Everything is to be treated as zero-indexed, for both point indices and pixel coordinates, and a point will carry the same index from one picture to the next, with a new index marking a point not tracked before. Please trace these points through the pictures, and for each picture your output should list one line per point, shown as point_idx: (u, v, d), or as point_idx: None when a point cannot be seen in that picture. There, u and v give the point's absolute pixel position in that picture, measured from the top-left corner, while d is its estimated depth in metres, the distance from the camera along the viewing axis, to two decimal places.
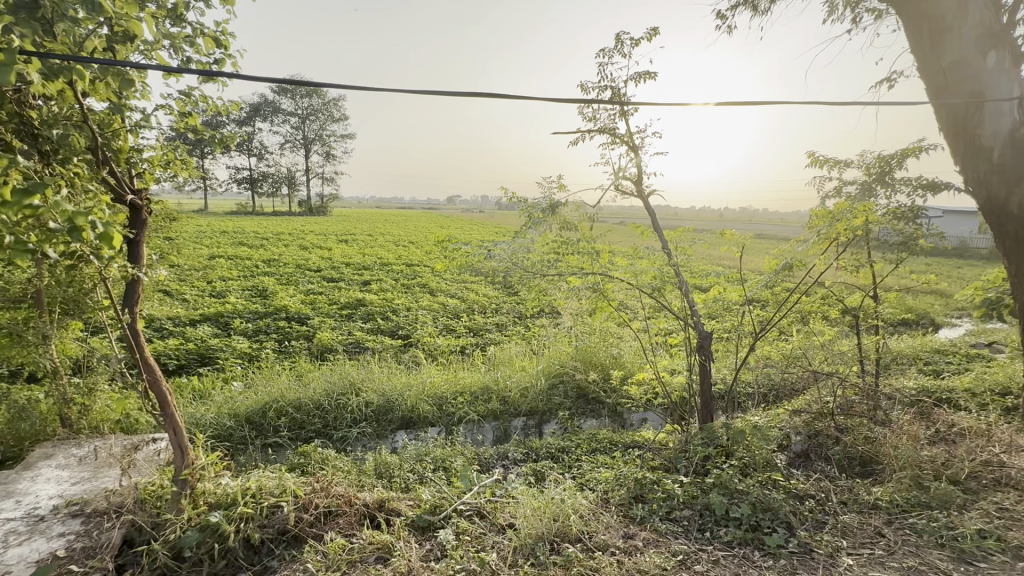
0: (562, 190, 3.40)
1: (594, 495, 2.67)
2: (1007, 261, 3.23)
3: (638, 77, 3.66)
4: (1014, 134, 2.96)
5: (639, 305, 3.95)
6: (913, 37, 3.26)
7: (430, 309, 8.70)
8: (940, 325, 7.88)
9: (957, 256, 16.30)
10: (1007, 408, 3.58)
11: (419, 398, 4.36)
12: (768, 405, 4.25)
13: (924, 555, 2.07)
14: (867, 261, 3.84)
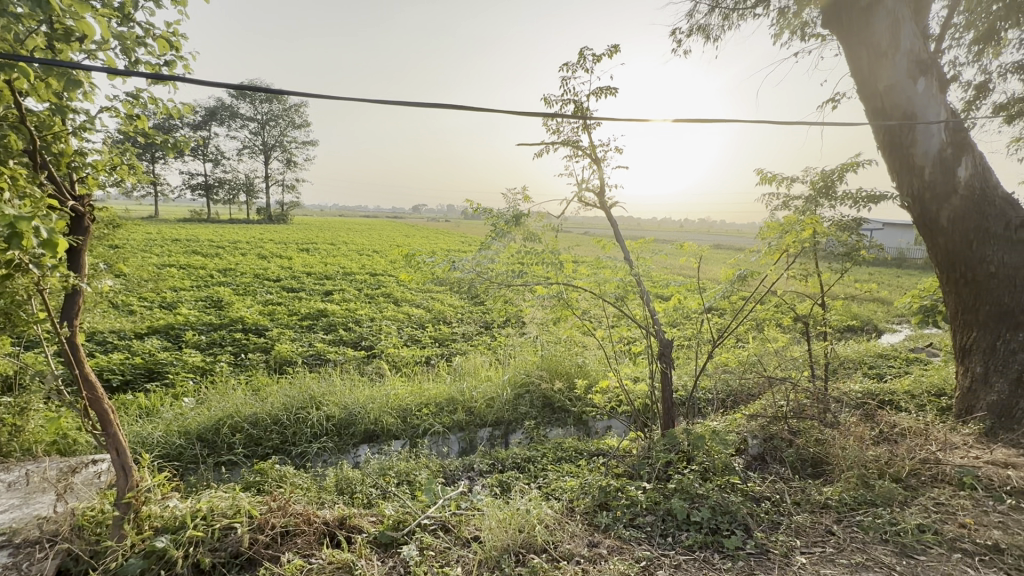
0: (527, 201, 3.47)
1: (559, 504, 2.69)
2: (939, 271, 3.48)
3: (600, 92, 3.77)
4: (942, 154, 3.22)
5: (603, 314, 4.03)
6: (852, 62, 3.50)
7: (395, 319, 8.58)
8: (882, 331, 8.39)
9: (896, 266, 17.42)
10: (942, 408, 3.83)
11: (383, 410, 4.28)
12: (727, 411, 4.40)
13: (871, 550, 2.18)
14: (815, 271, 4.05)
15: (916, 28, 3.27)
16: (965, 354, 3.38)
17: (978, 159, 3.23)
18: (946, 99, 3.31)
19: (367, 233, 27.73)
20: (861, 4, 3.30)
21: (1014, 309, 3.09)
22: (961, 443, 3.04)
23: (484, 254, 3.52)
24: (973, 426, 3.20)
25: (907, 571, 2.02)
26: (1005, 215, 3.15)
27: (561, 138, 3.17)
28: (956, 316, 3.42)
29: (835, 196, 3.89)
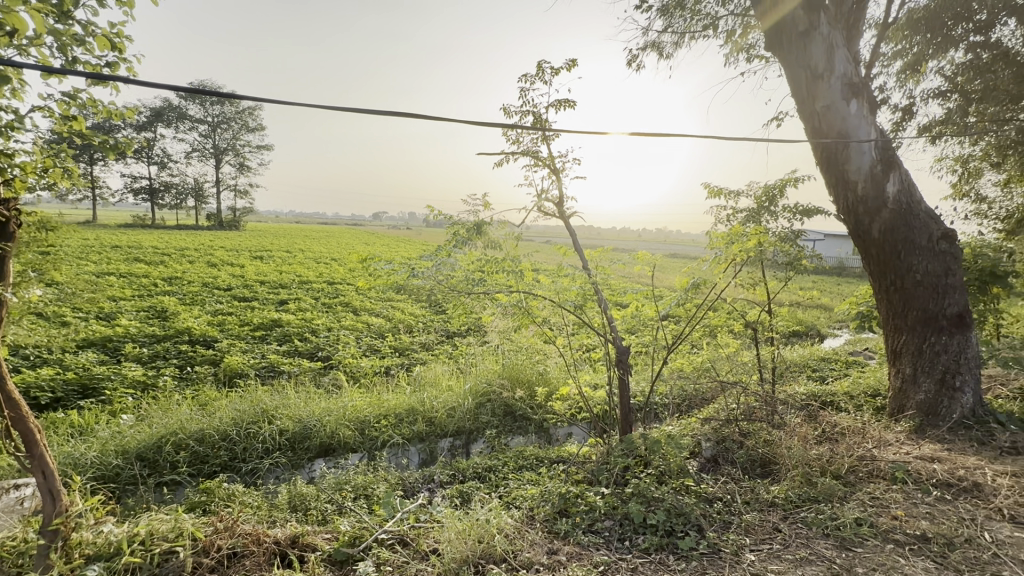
0: (488, 209, 3.52)
1: (519, 513, 2.70)
2: (872, 280, 3.74)
3: (558, 105, 3.88)
4: (873, 171, 3.48)
5: (563, 322, 4.10)
6: (792, 82, 3.75)
7: (353, 329, 8.39)
8: (824, 336, 8.91)
9: (837, 275, 18.55)
10: (878, 408, 4.09)
11: (340, 422, 4.18)
12: (682, 415, 4.55)
13: (813, 545, 2.30)
14: (760, 279, 4.27)
15: (847, 55, 3.55)
16: (896, 356, 3.64)
17: (904, 176, 3.51)
18: (875, 121, 3.60)
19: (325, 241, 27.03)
20: (799, 29, 3.55)
21: (937, 314, 3.39)
22: (893, 440, 3.26)
23: (445, 262, 3.52)
24: (903, 424, 3.45)
25: (846, 563, 2.14)
26: (928, 227, 3.43)
27: (520, 147, 3.45)
28: (888, 321, 3.67)
29: (778, 208, 4.13)
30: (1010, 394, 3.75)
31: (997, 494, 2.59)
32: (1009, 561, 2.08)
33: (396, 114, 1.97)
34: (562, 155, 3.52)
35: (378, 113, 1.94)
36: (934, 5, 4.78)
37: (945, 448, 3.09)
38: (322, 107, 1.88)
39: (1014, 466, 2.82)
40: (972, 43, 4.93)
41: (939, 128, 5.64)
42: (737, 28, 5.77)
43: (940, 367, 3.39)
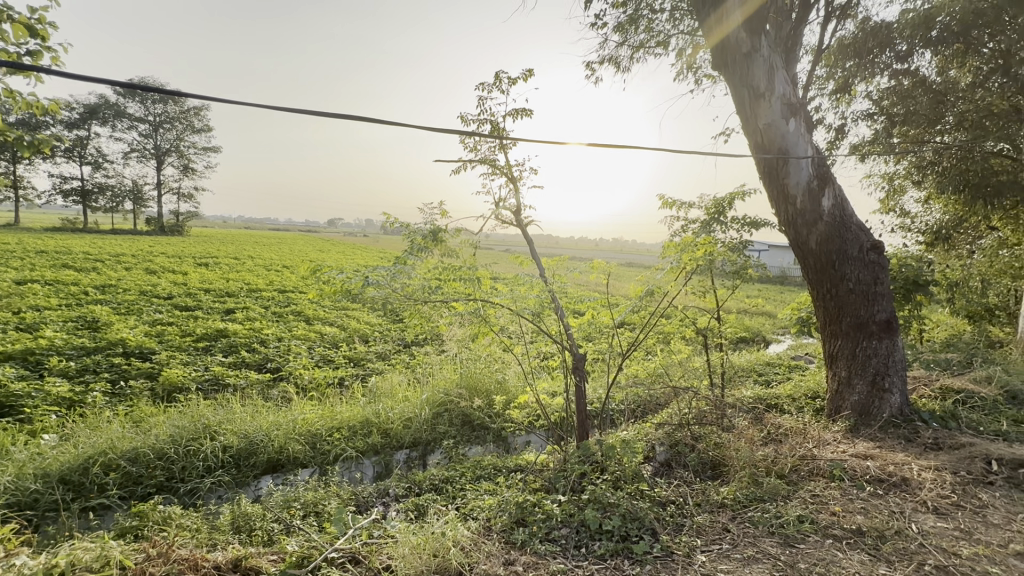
0: (444, 217, 3.51)
1: (475, 524, 2.65)
2: (811, 287, 3.94)
3: (515, 114, 3.90)
4: (810, 186, 3.68)
5: (521, 330, 4.09)
6: (736, 100, 3.92)
7: (304, 339, 8.07)
8: (769, 341, 9.34)
9: (779, 284, 19.60)
10: (818, 409, 4.31)
11: (289, 437, 3.99)
12: (637, 421, 4.62)
13: (760, 543, 2.37)
14: (710, 287, 4.42)
15: (785, 76, 3.76)
16: (833, 360, 3.85)
17: (837, 191, 3.73)
18: (812, 139, 3.81)
19: (251, 245, 27.00)
20: (742, 50, 3.72)
21: (868, 320, 3.61)
22: (831, 440, 3.44)
23: (402, 269, 3.44)
24: (840, 424, 3.64)
25: (790, 560, 2.21)
26: (859, 239, 3.65)
27: (478, 155, 3.48)
28: (825, 327, 3.88)
29: (725, 220, 4.30)
30: (932, 393, 4.04)
31: (923, 487, 2.76)
32: (934, 550, 2.21)
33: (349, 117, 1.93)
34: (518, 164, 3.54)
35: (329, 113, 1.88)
36: (862, 34, 5.18)
37: (877, 446, 3.28)
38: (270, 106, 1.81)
39: (936, 461, 3.02)
40: (895, 70, 5.37)
41: (867, 146, 6.09)
42: (687, 47, 6.02)
43: (872, 369, 3.60)
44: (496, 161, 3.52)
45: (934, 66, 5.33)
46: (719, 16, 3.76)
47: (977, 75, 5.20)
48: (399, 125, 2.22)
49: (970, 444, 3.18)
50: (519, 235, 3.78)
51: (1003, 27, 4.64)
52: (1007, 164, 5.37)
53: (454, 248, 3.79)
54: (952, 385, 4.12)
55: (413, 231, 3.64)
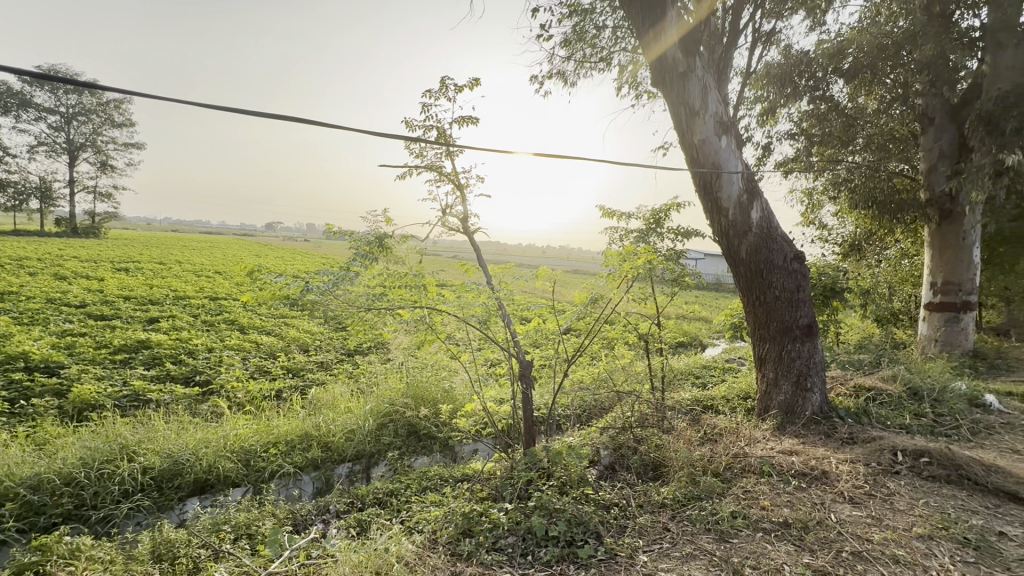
0: (390, 224, 3.44)
1: (420, 537, 2.58)
2: (742, 294, 4.16)
3: (462, 121, 3.91)
4: (740, 199, 3.92)
5: (469, 337, 4.05)
6: (673, 117, 4.11)
7: (238, 349, 7.59)
8: (706, 346, 9.82)
9: (713, 290, 20.75)
10: (749, 409, 4.56)
11: (219, 454, 3.72)
12: (582, 425, 4.70)
13: (697, 540, 2.46)
14: (650, 294, 4.58)
15: (717, 95, 4.00)
16: (762, 362, 4.09)
17: (765, 205, 3.99)
18: (741, 155, 4.07)
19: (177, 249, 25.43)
20: (679, 69, 3.92)
21: (792, 325, 3.87)
22: (761, 437, 3.65)
23: (344, 277, 3.33)
24: (768, 422, 3.87)
25: (724, 555, 2.31)
26: (783, 250, 3.91)
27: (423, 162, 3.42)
28: (754, 331, 4.12)
29: (662, 230, 4.49)
30: (847, 391, 4.39)
31: (840, 479, 2.98)
32: (849, 537, 2.39)
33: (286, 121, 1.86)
34: (464, 171, 3.55)
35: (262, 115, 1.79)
36: (784, 62, 5.62)
37: (800, 442, 3.51)
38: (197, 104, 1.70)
39: (851, 454, 3.28)
40: (813, 95, 5.85)
41: (790, 163, 6.59)
42: (629, 64, 6.29)
43: (795, 370, 3.87)
44: (442, 168, 3.51)
45: (846, 93, 5.85)
46: (655, 35, 3.96)
47: (881, 103, 5.76)
48: (343, 129, 2.15)
49: (879, 437, 3.47)
50: (466, 242, 3.76)
51: (901, 61, 5.19)
52: (907, 184, 5.98)
53: (399, 254, 3.71)
54: (864, 383, 4.50)
55: (357, 238, 3.53)
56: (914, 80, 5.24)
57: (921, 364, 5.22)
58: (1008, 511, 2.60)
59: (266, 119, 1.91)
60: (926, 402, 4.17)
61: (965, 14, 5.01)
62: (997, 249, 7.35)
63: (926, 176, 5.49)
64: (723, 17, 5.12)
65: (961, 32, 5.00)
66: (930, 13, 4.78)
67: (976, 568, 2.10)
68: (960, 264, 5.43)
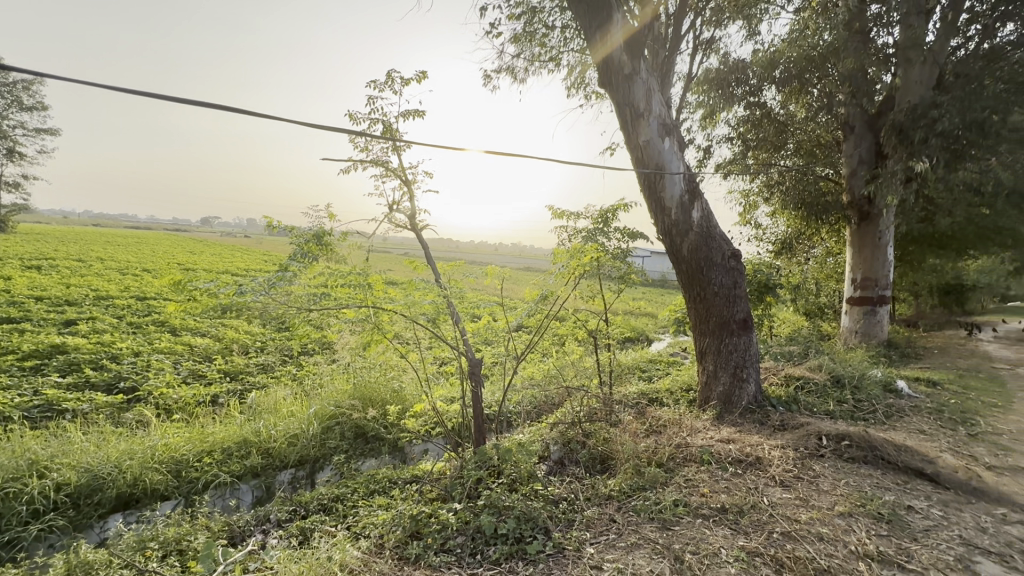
0: (333, 219, 3.30)
1: (366, 543, 2.48)
2: (685, 290, 4.29)
3: (409, 116, 3.81)
4: (682, 199, 4.03)
5: (417, 337, 3.93)
6: (619, 118, 4.18)
7: (169, 352, 7.06)
8: (652, 340, 10.13)
9: (658, 286, 21.53)
10: (692, 400, 4.72)
11: (146, 466, 3.42)
12: (533, 421, 4.69)
13: (641, 530, 2.50)
14: (598, 291, 4.64)
15: (660, 98, 4.10)
16: (702, 356, 4.24)
17: (705, 205, 4.13)
18: (683, 157, 4.19)
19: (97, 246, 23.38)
20: (624, 72, 3.98)
21: (729, 319, 4.04)
22: (701, 428, 3.78)
23: (282, 276, 3.13)
24: (708, 413, 4.02)
25: (666, 542, 2.37)
26: (722, 248, 4.07)
27: (370, 157, 3.54)
28: (695, 326, 4.26)
29: (608, 228, 4.55)
30: (779, 380, 4.65)
31: (772, 464, 3.14)
32: (780, 518, 2.51)
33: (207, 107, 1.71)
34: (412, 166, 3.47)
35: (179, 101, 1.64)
36: (722, 68, 5.86)
37: (737, 430, 3.67)
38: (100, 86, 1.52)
39: (782, 440, 3.46)
40: (749, 101, 6.14)
41: (729, 165, 6.90)
42: (578, 65, 6.37)
43: (733, 363, 4.05)
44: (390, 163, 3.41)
45: (778, 101, 6.20)
46: (601, 37, 4.00)
47: (808, 111, 6.15)
48: (278, 117, 2.02)
49: (807, 423, 3.69)
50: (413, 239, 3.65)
51: (826, 72, 5.56)
52: (831, 187, 6.41)
53: (341, 253, 3.55)
54: (794, 372, 4.77)
55: (297, 233, 3.34)
56: (837, 90, 5.62)
57: (844, 354, 5.62)
58: (916, 487, 2.83)
59: (188, 104, 1.76)
60: (848, 389, 4.48)
61: (881, 32, 5.43)
62: (907, 248, 8.04)
63: (847, 180, 5.89)
64: (666, 24, 5.27)
65: (877, 48, 5.41)
66: (850, 28, 5.14)
67: (889, 541, 2.26)
68: (877, 262, 5.88)
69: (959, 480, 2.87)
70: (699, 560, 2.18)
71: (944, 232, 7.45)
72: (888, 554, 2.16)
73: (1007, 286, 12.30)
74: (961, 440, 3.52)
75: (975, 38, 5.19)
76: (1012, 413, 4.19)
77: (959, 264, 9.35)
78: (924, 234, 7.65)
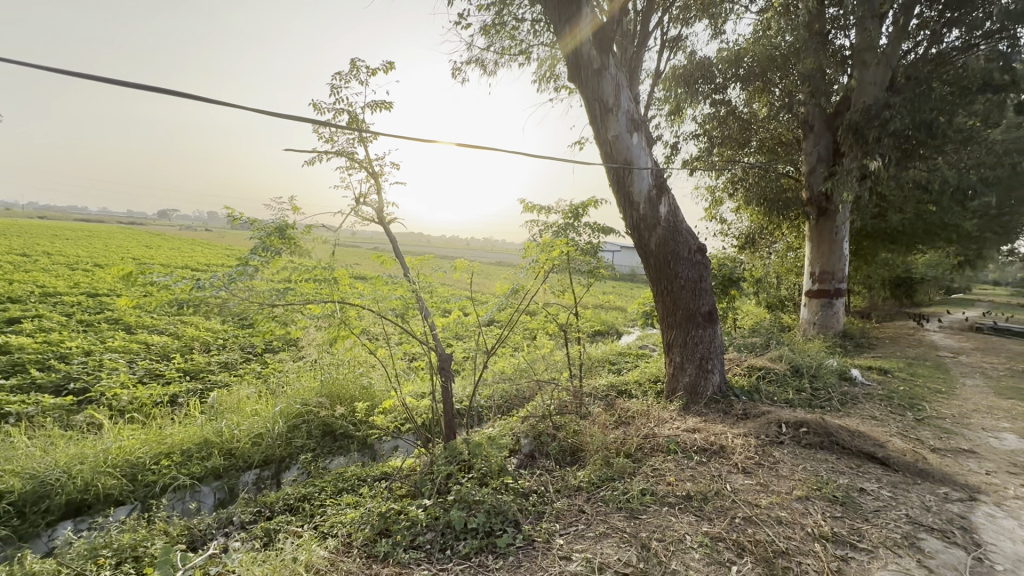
0: (296, 212, 3.17)
1: (333, 542, 2.41)
2: (653, 284, 4.33)
3: (376, 107, 3.70)
4: (651, 194, 4.06)
5: (386, 332, 3.83)
6: (588, 112, 4.17)
7: (123, 351, 6.72)
8: (622, 333, 10.28)
9: (628, 281, 21.88)
10: (659, 391, 4.80)
11: (98, 470, 3.23)
12: (504, 415, 4.68)
13: (609, 519, 2.52)
14: (568, 285, 4.64)
15: (629, 93, 4.11)
16: (669, 348, 4.31)
17: (672, 200, 4.18)
18: (651, 152, 4.22)
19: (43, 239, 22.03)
20: (594, 66, 3.98)
21: (695, 312, 4.11)
22: (668, 418, 3.84)
23: (243, 270, 2.88)
24: (675, 404, 4.09)
25: (633, 530, 2.39)
26: (688, 242, 4.13)
27: (335, 147, 3.40)
28: (662, 319, 4.32)
29: (578, 223, 4.55)
30: (742, 370, 4.77)
31: (735, 452, 3.21)
32: (741, 503, 2.57)
33: (148, 89, 1.59)
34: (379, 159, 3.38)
35: (115, 85, 1.51)
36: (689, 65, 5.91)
37: (702, 420, 3.75)
38: (27, 64, 1.40)
39: (744, 429, 3.55)
40: (714, 99, 6.25)
41: (696, 161, 7.03)
42: (548, 58, 6.33)
43: (698, 354, 4.13)
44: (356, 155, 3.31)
45: (742, 99, 6.33)
46: (571, 31, 3.98)
47: (771, 109, 6.30)
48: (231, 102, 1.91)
49: (768, 412, 3.79)
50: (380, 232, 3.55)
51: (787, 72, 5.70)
52: (791, 183, 6.61)
53: (305, 247, 3.42)
54: (756, 363, 4.91)
55: (258, 226, 3.19)
56: (797, 90, 5.78)
57: (803, 345, 5.83)
58: (868, 470, 2.95)
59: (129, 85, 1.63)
60: (806, 378, 4.64)
61: (838, 34, 5.61)
62: (862, 243, 8.39)
63: (807, 176, 6.08)
64: (635, 20, 5.30)
65: (835, 50, 5.59)
66: (811, 30, 5.28)
67: (842, 522, 2.35)
68: (834, 256, 6.10)
69: (907, 462, 3.01)
70: (665, 547, 2.21)
71: (895, 227, 7.81)
72: (842, 535, 2.24)
73: (950, 279, 13.02)
74: (909, 425, 3.69)
75: (923, 43, 5.43)
76: (954, 398, 4.43)
77: (908, 258, 9.83)
78: (877, 230, 7.99)
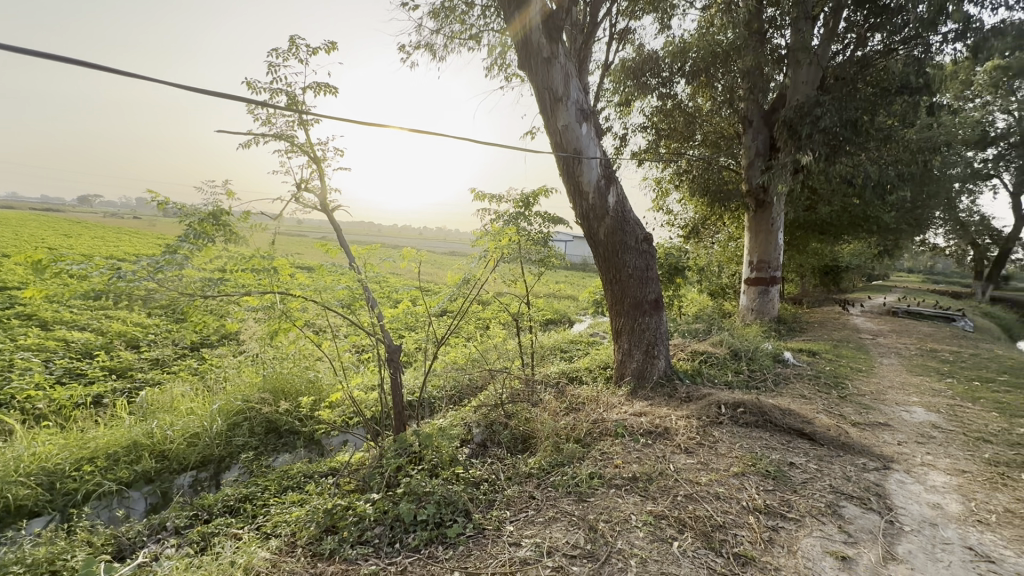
0: (231, 198, 2.94)
1: (275, 543, 2.28)
2: (602, 272, 4.37)
3: (319, 90, 3.50)
4: (599, 184, 4.07)
5: (330, 323, 3.65)
6: (538, 101, 4.12)
7: (37, 348, 6.10)
8: (574, 322, 10.43)
9: (579, 270, 22.25)
10: (609, 377, 4.89)
11: (7, 481, 2.90)
12: (456, 405, 4.62)
13: (558, 504, 2.52)
14: (520, 275, 4.59)
15: (579, 83, 4.09)
16: (618, 335, 4.38)
17: (620, 190, 4.21)
18: (601, 143, 4.23)
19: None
20: (543, 55, 3.92)
21: (642, 300, 4.19)
22: (616, 403, 3.91)
23: (171, 259, 2.60)
24: (623, 389, 4.18)
25: (582, 513, 2.40)
26: (635, 232, 4.19)
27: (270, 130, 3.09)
28: (611, 307, 4.38)
29: (529, 213, 4.53)
30: (686, 355, 4.94)
31: (678, 433, 3.31)
32: (684, 482, 2.64)
33: None
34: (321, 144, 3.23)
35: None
36: (637, 58, 5.98)
37: (648, 404, 3.84)
38: None
39: (688, 411, 3.66)
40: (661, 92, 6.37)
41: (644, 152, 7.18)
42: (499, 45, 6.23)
43: (645, 341, 4.22)
44: (295, 138, 3.12)
45: (688, 93, 6.51)
46: (520, 19, 3.90)
47: (714, 104, 6.51)
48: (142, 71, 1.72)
49: (709, 394, 3.93)
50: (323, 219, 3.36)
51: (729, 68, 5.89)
52: (732, 176, 6.88)
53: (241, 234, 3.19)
54: (700, 348, 5.09)
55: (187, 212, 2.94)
56: (738, 86, 5.99)
57: (742, 330, 6.11)
58: (798, 445, 3.12)
59: None
60: (744, 361, 4.86)
61: (775, 34, 5.85)
62: (795, 233, 8.89)
63: (746, 169, 6.34)
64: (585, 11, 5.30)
65: (772, 48, 5.82)
66: (750, 28, 5.47)
67: (774, 495, 2.47)
68: (770, 246, 6.40)
69: (832, 437, 3.20)
70: (611, 528, 2.23)
71: (824, 219, 8.32)
72: (774, 506, 2.35)
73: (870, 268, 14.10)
74: (834, 402, 3.95)
75: (851, 45, 5.75)
76: (873, 376, 4.79)
77: (835, 248, 10.52)
78: (809, 221, 8.49)
